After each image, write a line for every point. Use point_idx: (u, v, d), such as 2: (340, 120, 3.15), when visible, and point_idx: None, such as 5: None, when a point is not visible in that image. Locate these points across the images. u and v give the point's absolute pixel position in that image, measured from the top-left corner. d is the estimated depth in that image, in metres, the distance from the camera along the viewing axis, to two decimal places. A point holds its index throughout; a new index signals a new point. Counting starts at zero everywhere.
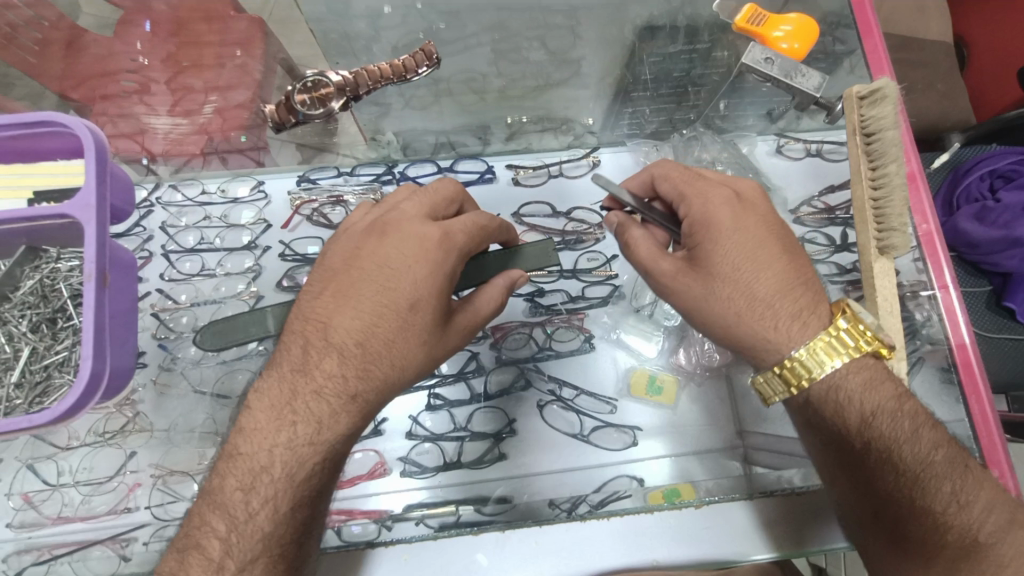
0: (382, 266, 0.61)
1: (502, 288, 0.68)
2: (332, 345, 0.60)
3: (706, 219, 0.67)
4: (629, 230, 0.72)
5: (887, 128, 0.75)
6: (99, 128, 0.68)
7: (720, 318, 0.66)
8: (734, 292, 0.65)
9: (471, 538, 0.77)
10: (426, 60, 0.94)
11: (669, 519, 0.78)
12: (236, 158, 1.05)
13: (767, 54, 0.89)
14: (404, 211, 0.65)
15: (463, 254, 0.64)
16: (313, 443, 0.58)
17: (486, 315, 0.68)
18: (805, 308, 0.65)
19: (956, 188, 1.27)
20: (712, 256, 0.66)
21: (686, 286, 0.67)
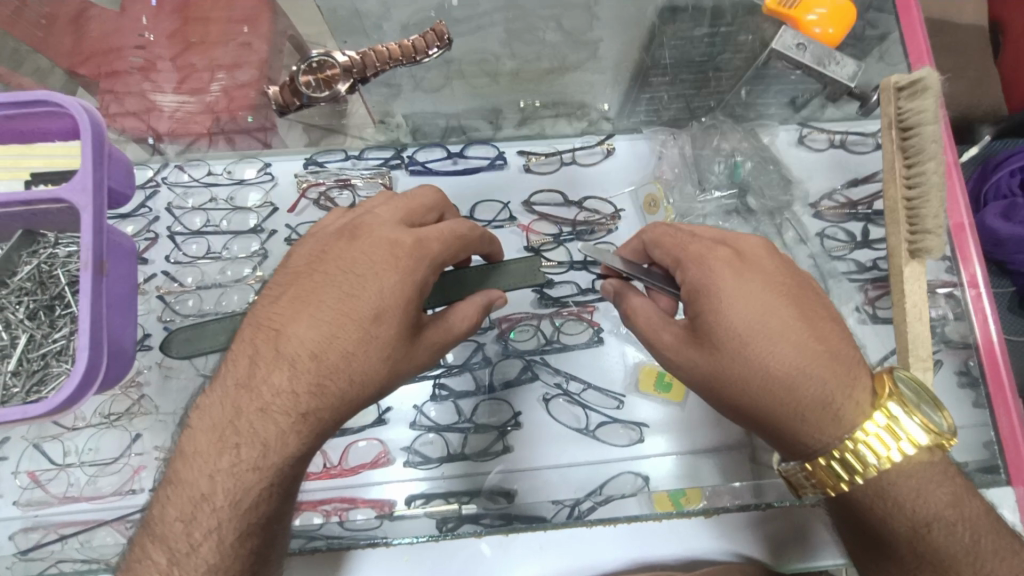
0: (347, 272, 0.59)
1: (479, 308, 0.66)
2: (283, 356, 0.56)
3: (707, 287, 0.62)
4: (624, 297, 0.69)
5: (927, 123, 0.71)
6: (94, 108, 0.67)
7: (735, 396, 0.61)
8: (749, 370, 0.59)
9: (473, 539, 0.74)
10: (437, 41, 0.87)
11: (675, 528, 0.75)
12: (243, 139, 1.04)
13: (799, 39, 0.85)
14: (377, 215, 0.64)
15: (434, 263, 0.61)
16: (258, 468, 0.54)
17: (460, 334, 0.65)
18: (833, 387, 0.58)
19: (983, 184, 1.22)
20: (716, 329, 0.60)
21: (692, 359, 0.63)
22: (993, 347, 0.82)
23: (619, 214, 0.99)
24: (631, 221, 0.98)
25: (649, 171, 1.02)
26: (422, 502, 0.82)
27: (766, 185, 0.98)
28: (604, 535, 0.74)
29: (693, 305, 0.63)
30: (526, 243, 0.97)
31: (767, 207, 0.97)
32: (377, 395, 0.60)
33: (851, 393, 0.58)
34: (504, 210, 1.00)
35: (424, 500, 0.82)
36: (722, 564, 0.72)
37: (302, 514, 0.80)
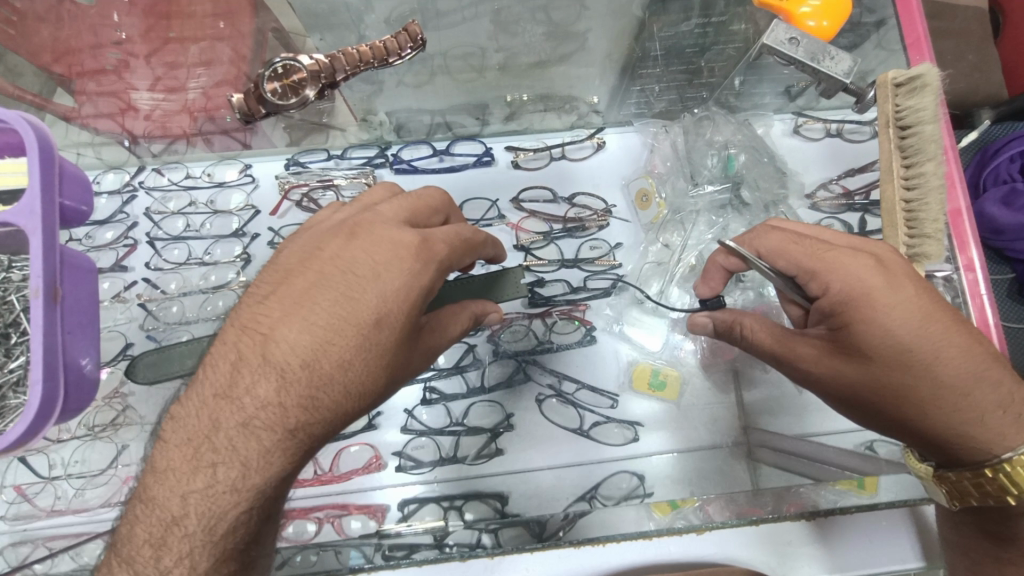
0: (347, 272, 0.53)
1: (472, 315, 0.66)
2: (270, 364, 0.50)
3: (852, 296, 0.55)
4: (746, 322, 0.67)
5: (926, 122, 0.69)
6: (40, 122, 0.66)
7: (864, 413, 0.58)
8: (895, 392, 0.55)
9: (459, 564, 0.68)
10: (411, 42, 0.81)
11: (669, 547, 0.67)
12: (221, 139, 1.00)
13: (791, 34, 0.79)
14: (380, 213, 0.57)
15: (440, 264, 0.56)
16: (238, 489, 0.49)
17: (454, 337, 0.64)
18: (989, 416, 0.54)
19: (984, 170, 1.19)
20: (873, 342, 0.54)
21: (843, 374, 0.57)
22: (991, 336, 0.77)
23: (610, 211, 0.97)
24: (622, 219, 0.97)
25: (641, 165, 0.99)
26: (416, 507, 0.81)
27: (762, 177, 0.96)
28: (593, 555, 0.68)
29: (830, 309, 0.57)
30: (516, 241, 0.96)
31: (762, 199, 0.95)
32: (373, 406, 0.55)
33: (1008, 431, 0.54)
34: (492, 209, 0.98)
35: (415, 506, 0.81)
36: (724, 568, 0.65)
37: (293, 522, 0.80)
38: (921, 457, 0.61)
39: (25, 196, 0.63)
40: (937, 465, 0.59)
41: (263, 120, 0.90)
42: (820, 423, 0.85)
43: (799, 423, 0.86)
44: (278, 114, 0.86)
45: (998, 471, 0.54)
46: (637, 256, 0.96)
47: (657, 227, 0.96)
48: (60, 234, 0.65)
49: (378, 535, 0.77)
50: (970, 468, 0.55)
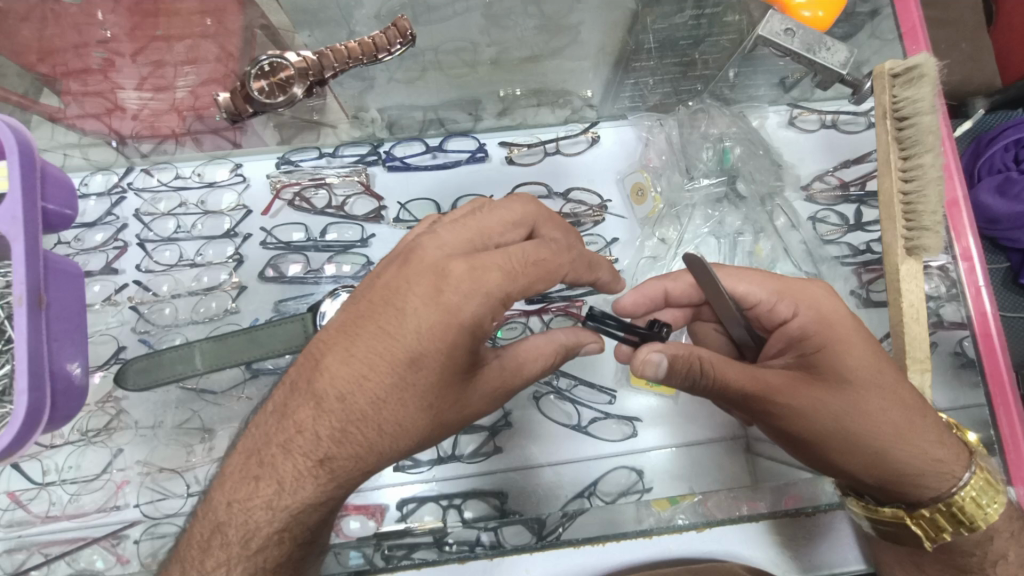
0: (388, 302, 0.49)
1: (558, 347, 0.60)
2: (314, 391, 0.49)
3: (823, 317, 0.58)
4: (711, 364, 0.54)
5: (923, 113, 0.69)
6: (21, 125, 0.65)
7: (840, 444, 0.54)
8: (863, 416, 0.54)
9: (458, 567, 0.71)
10: (400, 37, 0.79)
11: (669, 545, 0.68)
12: (210, 139, 0.99)
13: (787, 25, 0.78)
14: (439, 237, 0.52)
15: (492, 299, 0.49)
16: (272, 508, 0.48)
17: (532, 372, 0.58)
18: (930, 443, 0.56)
19: (978, 159, 1.19)
20: (838, 362, 0.55)
21: (816, 400, 0.54)
22: (987, 326, 0.77)
23: (605, 206, 0.97)
24: (619, 214, 0.97)
25: (636, 158, 0.99)
26: (415, 506, 0.79)
27: (756, 170, 0.95)
28: (592, 555, 0.69)
29: (803, 332, 0.59)
30: None
31: (758, 192, 0.95)
32: (411, 449, 0.51)
33: (946, 465, 0.56)
34: None
35: (414, 505, 0.79)
36: (724, 564, 0.66)
37: None
38: (884, 501, 0.60)
39: (6, 201, 0.62)
40: (907, 505, 0.58)
41: (252, 118, 0.88)
42: None
43: None
44: (266, 112, 0.84)
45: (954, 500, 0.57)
46: (633, 251, 0.96)
47: (653, 222, 0.96)
48: (43, 239, 0.64)
49: (380, 538, 0.75)
50: (942, 501, 0.57)
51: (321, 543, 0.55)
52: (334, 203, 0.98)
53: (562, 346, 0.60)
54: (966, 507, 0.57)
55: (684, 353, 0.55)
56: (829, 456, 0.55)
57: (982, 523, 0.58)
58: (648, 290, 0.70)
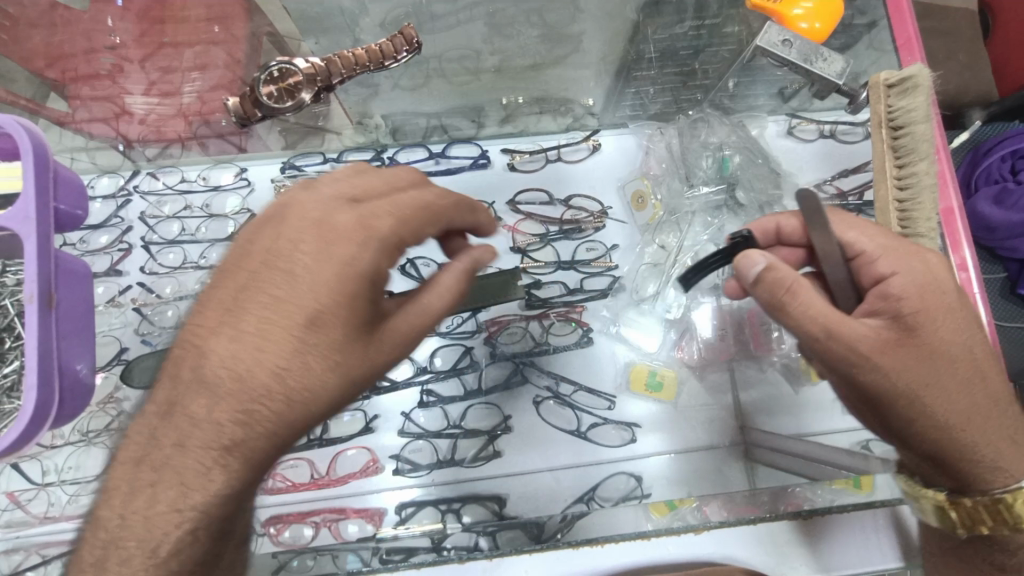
0: (274, 267, 0.50)
1: (463, 276, 0.57)
2: (202, 380, 0.48)
3: (926, 285, 0.55)
4: (802, 284, 0.54)
5: (917, 122, 0.70)
6: (35, 127, 0.66)
7: (913, 410, 0.54)
8: (939, 386, 0.54)
9: (457, 567, 0.66)
10: (407, 45, 0.81)
11: (668, 547, 0.66)
12: (216, 143, 1.00)
13: (785, 35, 0.79)
14: (321, 191, 0.52)
15: (383, 242, 0.51)
16: (178, 509, 0.48)
17: (440, 316, 0.56)
18: (992, 429, 0.56)
19: (976, 169, 1.20)
20: (935, 333, 0.54)
21: (904, 364, 0.53)
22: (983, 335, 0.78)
23: (606, 212, 0.98)
24: (620, 220, 0.98)
25: (636, 166, 1.01)
26: (413, 510, 0.81)
27: (756, 178, 0.96)
28: (591, 557, 0.66)
29: (900, 293, 0.55)
30: (512, 244, 0.96)
31: (757, 200, 0.96)
32: (328, 412, 0.52)
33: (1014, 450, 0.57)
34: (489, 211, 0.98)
35: (413, 509, 0.81)
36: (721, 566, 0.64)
37: (291, 526, 0.80)
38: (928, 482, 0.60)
39: (19, 201, 0.63)
40: (950, 488, 0.59)
41: (259, 123, 0.89)
42: (816, 422, 0.86)
43: (795, 423, 0.87)
44: (275, 116, 0.85)
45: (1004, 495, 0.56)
46: (633, 256, 0.97)
47: (653, 228, 0.98)
48: (54, 238, 0.64)
49: (374, 539, 0.75)
50: (991, 494, 0.56)
51: (238, 533, 0.55)
52: None
53: (465, 273, 0.57)
54: (1013, 507, 0.56)
55: (784, 269, 0.54)
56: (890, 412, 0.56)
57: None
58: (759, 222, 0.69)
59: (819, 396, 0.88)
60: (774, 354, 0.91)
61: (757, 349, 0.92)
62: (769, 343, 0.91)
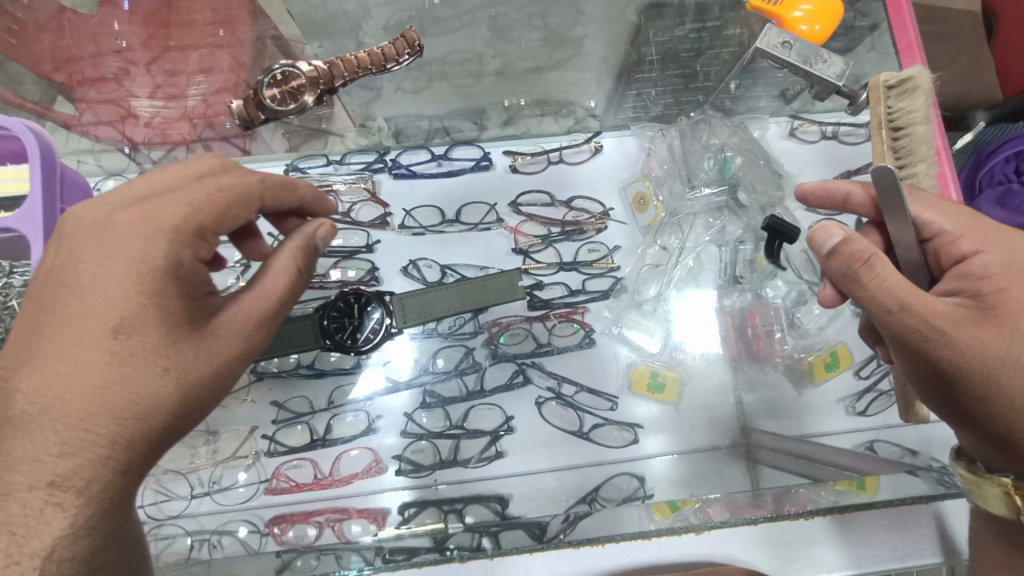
0: (54, 288, 0.49)
1: (294, 255, 0.57)
2: (12, 417, 0.45)
3: (1010, 264, 0.55)
4: (881, 256, 0.53)
5: (917, 123, 0.71)
6: (43, 129, 0.67)
7: (983, 386, 0.52)
8: (1019, 367, 0.51)
9: (459, 566, 0.67)
10: (408, 48, 0.81)
11: (669, 548, 0.66)
12: (220, 146, 1.01)
13: (785, 37, 0.79)
14: (96, 201, 0.52)
15: (177, 231, 0.50)
16: (14, 559, 0.43)
17: (280, 297, 0.56)
18: None
19: (979, 171, 1.20)
20: (1017, 312, 0.52)
21: (982, 339, 0.51)
22: None
23: (607, 214, 0.99)
24: (621, 222, 0.99)
25: (637, 168, 1.01)
26: (415, 511, 0.79)
27: (758, 180, 0.96)
28: (593, 557, 0.67)
29: (983, 271, 0.56)
30: (514, 245, 0.96)
31: (759, 202, 0.95)
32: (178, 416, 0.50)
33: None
34: (491, 212, 0.99)
35: (415, 509, 0.79)
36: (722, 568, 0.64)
37: (294, 526, 0.79)
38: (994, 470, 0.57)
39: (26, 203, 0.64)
40: (1019, 475, 0.55)
41: (263, 126, 0.90)
42: (817, 424, 0.86)
43: (797, 424, 0.87)
44: (277, 119, 0.85)
45: None
46: (635, 258, 0.97)
47: (654, 230, 0.98)
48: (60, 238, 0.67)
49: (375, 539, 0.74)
50: None
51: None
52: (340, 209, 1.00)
53: (297, 251, 0.58)
54: None
55: (860, 241, 0.54)
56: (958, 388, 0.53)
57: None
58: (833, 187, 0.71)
59: (819, 398, 0.88)
60: (777, 355, 0.91)
61: (759, 350, 0.92)
62: (771, 345, 0.92)
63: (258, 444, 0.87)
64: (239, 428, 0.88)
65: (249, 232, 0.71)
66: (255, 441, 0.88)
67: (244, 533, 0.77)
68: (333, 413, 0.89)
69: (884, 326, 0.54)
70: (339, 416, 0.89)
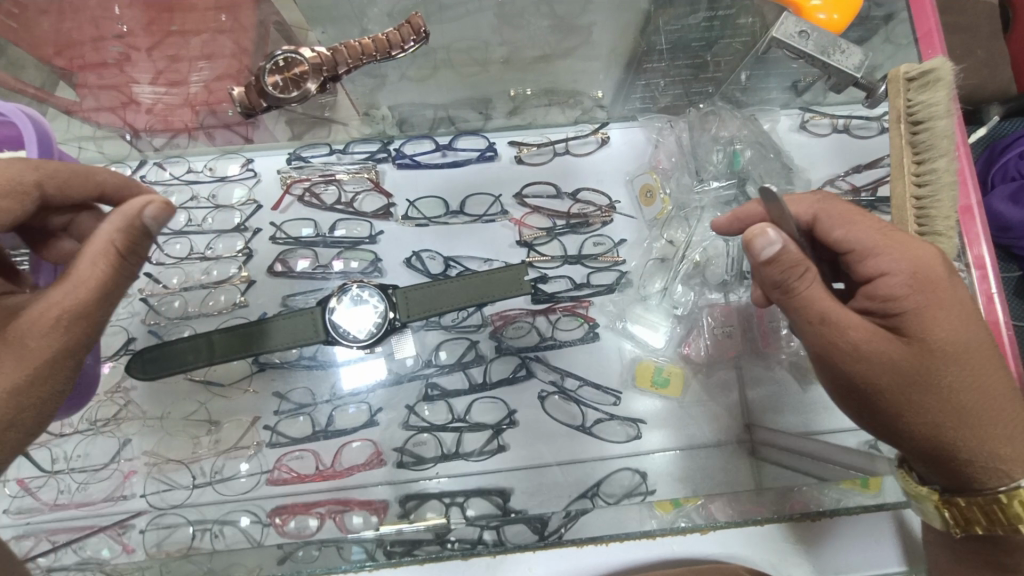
0: None
1: (110, 236, 0.49)
2: None
3: (921, 279, 0.52)
4: (811, 274, 0.51)
5: (938, 117, 0.68)
6: (37, 115, 0.67)
7: (897, 405, 0.52)
8: (930, 386, 0.51)
9: (458, 564, 0.65)
10: (414, 35, 0.80)
11: (672, 548, 0.65)
12: (223, 134, 0.99)
13: (802, 27, 0.77)
14: None
15: None
16: None
17: (89, 284, 0.49)
18: (1002, 431, 0.51)
19: (992, 167, 1.18)
20: (928, 330, 0.51)
21: (892, 362, 0.51)
22: (1000, 333, 0.76)
23: (613, 207, 0.98)
24: (626, 215, 0.97)
25: (645, 160, 1.00)
26: (416, 504, 0.79)
27: (768, 173, 0.95)
28: (594, 556, 0.65)
29: (892, 293, 0.53)
30: (518, 238, 0.96)
31: None
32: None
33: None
34: (495, 204, 0.98)
35: (416, 502, 0.80)
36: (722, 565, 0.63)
37: (296, 517, 0.79)
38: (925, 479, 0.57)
39: None
40: (944, 488, 0.55)
41: (265, 113, 0.88)
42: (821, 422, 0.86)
43: (802, 421, 0.86)
44: (279, 107, 0.84)
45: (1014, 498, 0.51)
46: (641, 252, 0.97)
47: (661, 223, 0.96)
48: None
49: (377, 530, 0.74)
50: (990, 496, 0.51)
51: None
52: (343, 199, 0.98)
53: (116, 226, 0.49)
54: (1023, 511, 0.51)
55: (800, 255, 0.50)
56: (874, 407, 0.54)
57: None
58: (747, 210, 0.68)
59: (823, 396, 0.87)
60: (782, 352, 0.90)
61: (764, 347, 0.90)
62: (777, 342, 0.90)
63: (261, 435, 0.87)
64: (241, 418, 0.88)
65: (49, 231, 0.63)
66: (257, 432, 0.88)
67: (246, 524, 0.77)
68: (335, 405, 0.89)
69: (807, 343, 0.55)
70: (341, 408, 0.89)
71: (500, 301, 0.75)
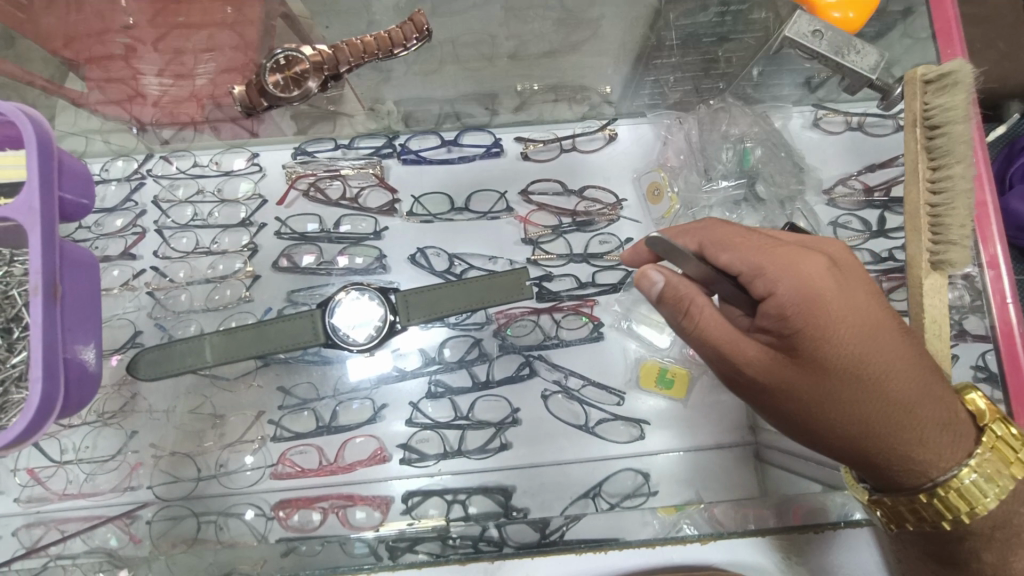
0: None
1: None
2: None
3: (807, 298, 0.50)
4: (698, 304, 0.55)
5: (956, 121, 0.66)
6: (35, 112, 0.66)
7: (805, 421, 0.54)
8: (831, 402, 0.52)
9: (458, 569, 0.65)
10: (416, 33, 0.79)
11: (668, 556, 0.65)
12: (229, 128, 0.98)
13: (815, 26, 0.75)
14: None
15: None
16: None
17: None
18: (911, 436, 0.51)
19: (1011, 165, 1.15)
20: (818, 349, 0.50)
21: (789, 382, 0.53)
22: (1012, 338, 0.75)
23: (620, 205, 0.97)
24: (633, 214, 0.97)
25: (653, 157, 0.99)
26: (419, 500, 0.81)
27: (778, 172, 0.93)
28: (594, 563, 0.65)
29: (778, 316, 0.51)
30: (524, 235, 0.95)
31: (778, 195, 0.93)
32: None
33: (943, 444, 0.52)
34: (500, 201, 0.97)
35: (420, 498, 0.82)
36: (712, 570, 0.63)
37: (299, 511, 0.83)
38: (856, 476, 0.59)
39: (23, 192, 0.63)
40: (874, 487, 0.56)
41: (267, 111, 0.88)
42: None
43: None
44: (280, 105, 0.84)
45: (932, 495, 0.52)
46: None
47: (669, 222, 0.95)
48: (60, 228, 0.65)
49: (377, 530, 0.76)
50: (908, 494, 0.53)
51: None
52: (349, 194, 0.98)
53: None
54: (943, 507, 0.51)
55: (682, 289, 0.55)
56: (786, 422, 0.56)
57: (969, 519, 0.51)
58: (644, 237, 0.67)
59: None
60: None
61: None
62: None
63: (265, 429, 0.88)
64: (247, 412, 0.89)
65: None
66: (262, 426, 0.88)
67: (251, 517, 0.82)
68: (338, 401, 0.88)
69: (713, 365, 0.57)
70: (345, 404, 0.88)
71: (502, 304, 0.75)
